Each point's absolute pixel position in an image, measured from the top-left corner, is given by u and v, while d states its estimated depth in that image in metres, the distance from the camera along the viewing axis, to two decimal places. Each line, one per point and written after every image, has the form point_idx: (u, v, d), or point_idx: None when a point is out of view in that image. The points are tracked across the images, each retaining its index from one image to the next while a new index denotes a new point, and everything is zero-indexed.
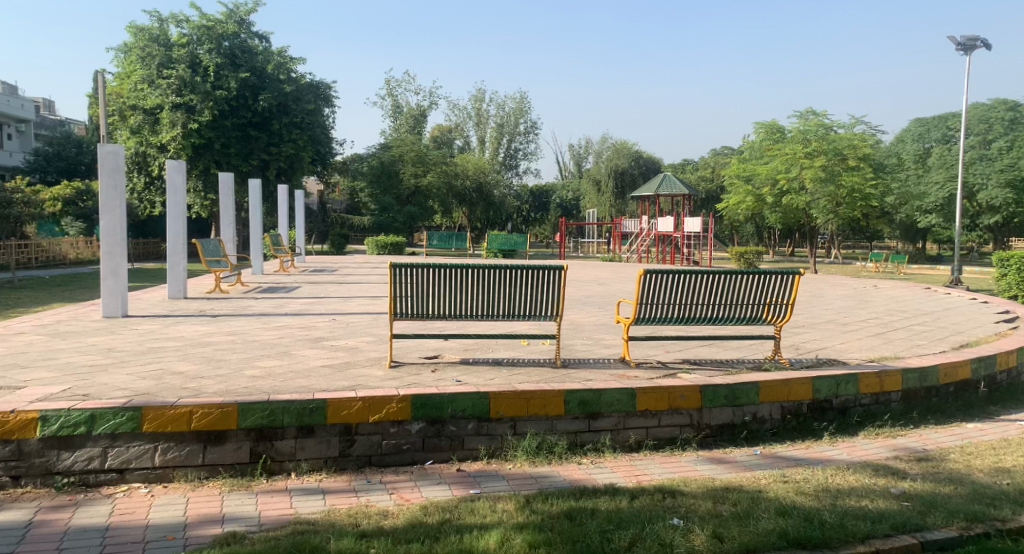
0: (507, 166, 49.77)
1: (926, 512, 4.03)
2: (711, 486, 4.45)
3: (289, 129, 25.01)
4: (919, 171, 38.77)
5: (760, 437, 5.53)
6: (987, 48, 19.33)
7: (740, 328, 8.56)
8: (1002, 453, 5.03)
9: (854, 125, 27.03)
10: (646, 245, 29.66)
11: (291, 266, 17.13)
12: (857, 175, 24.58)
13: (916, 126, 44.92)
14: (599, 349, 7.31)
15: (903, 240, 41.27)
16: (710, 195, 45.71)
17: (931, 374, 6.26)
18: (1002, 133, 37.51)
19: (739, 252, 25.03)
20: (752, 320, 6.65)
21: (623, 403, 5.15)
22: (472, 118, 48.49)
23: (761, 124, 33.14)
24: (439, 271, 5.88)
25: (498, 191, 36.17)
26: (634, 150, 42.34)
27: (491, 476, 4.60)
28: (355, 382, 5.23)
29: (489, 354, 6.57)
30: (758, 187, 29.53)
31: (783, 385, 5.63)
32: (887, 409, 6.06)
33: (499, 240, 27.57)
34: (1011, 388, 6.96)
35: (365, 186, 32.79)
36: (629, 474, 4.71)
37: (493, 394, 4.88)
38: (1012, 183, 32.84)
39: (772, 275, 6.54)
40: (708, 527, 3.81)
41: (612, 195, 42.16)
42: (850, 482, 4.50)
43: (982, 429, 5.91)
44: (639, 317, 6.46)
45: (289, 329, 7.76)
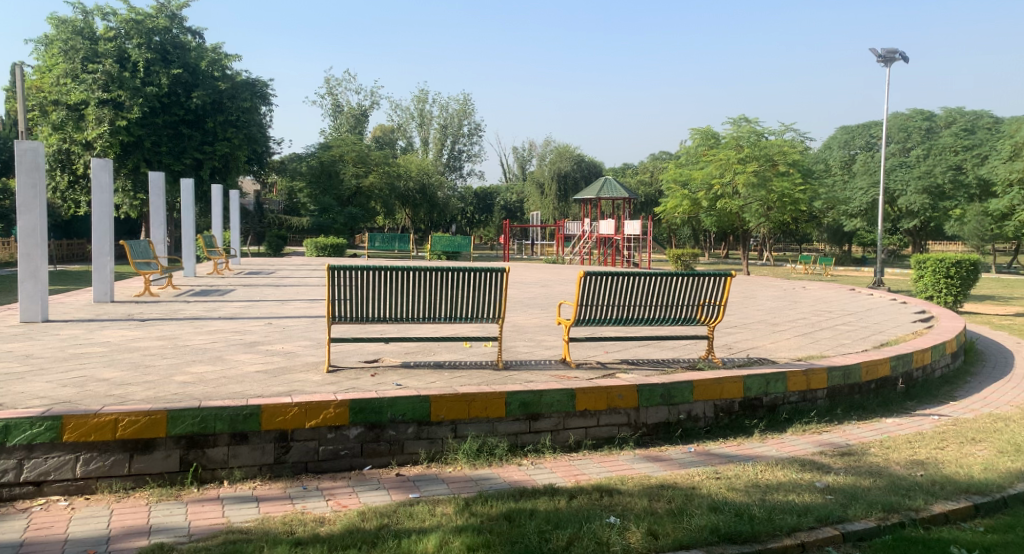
0: (451, 168, 49.69)
1: (848, 504, 4.22)
2: (647, 484, 4.57)
3: (224, 127, 24.53)
4: (844, 177, 40.23)
5: (694, 435, 5.71)
6: (906, 61, 20.18)
7: (675, 329, 8.75)
8: (917, 446, 5.30)
9: (784, 133, 27.91)
10: (588, 248, 29.91)
11: (225, 268, 16.74)
12: (786, 180, 25.53)
13: (842, 134, 46.52)
14: (537, 350, 7.40)
15: (831, 243, 42.81)
16: (649, 198, 46.60)
17: (854, 372, 6.54)
18: (920, 142, 39.32)
19: (675, 256, 26.07)
20: (686, 321, 6.84)
21: (563, 403, 5.24)
22: (416, 119, 48.19)
23: (697, 129, 33.85)
24: (384, 272, 5.88)
25: (441, 193, 36.12)
26: (577, 153, 42.82)
27: (430, 480, 4.62)
28: (291, 388, 5.20)
29: (430, 357, 6.59)
30: (694, 191, 30.19)
31: (715, 384, 5.80)
32: (813, 406, 6.31)
33: (443, 243, 27.39)
34: (925, 384, 7.33)
35: (304, 186, 32.26)
36: (567, 474, 4.80)
37: (434, 397, 4.91)
38: (929, 189, 34.48)
39: (706, 276, 6.73)
40: (643, 524, 3.92)
41: (555, 198, 42.59)
42: (778, 477, 4.68)
43: (899, 424, 6.21)
44: (579, 318, 6.58)
45: (222, 333, 7.62)
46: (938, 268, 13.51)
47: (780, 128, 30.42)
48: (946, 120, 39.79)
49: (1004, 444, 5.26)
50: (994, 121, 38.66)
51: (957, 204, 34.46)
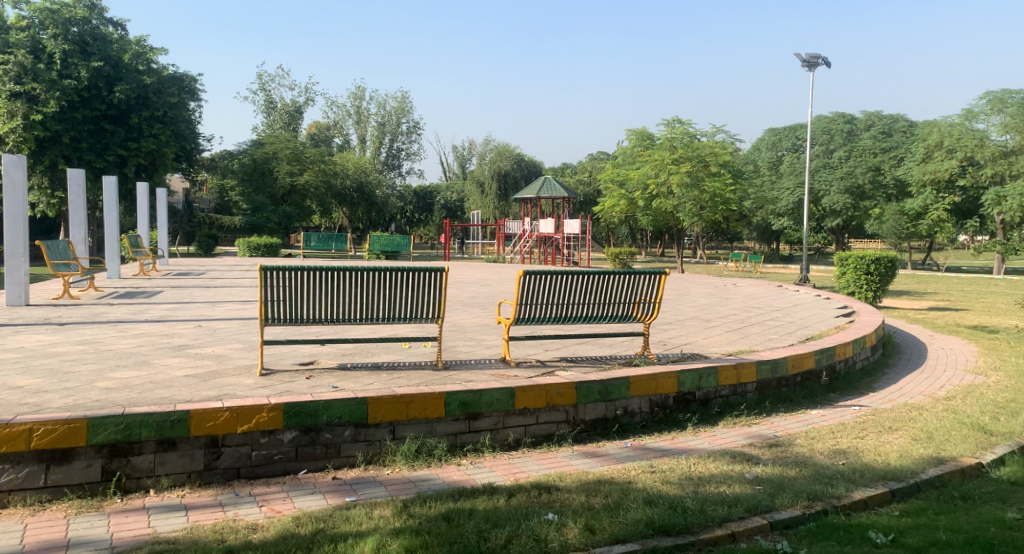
0: (390, 166, 49.23)
1: (775, 494, 4.39)
2: (585, 479, 4.65)
3: (149, 123, 23.78)
4: (773, 178, 41.53)
5: (630, 430, 5.84)
6: (828, 65, 20.93)
7: (612, 326, 8.90)
8: (840, 436, 5.54)
9: (715, 134, 28.62)
10: (529, 246, 29.99)
11: (153, 269, 16.23)
12: (718, 180, 26.18)
13: (769, 135, 47.93)
14: (476, 350, 7.42)
15: (761, 242, 44.09)
16: (588, 198, 47.14)
17: (781, 365, 6.78)
18: (842, 144, 40.89)
19: (613, 254, 26.34)
20: (623, 318, 6.99)
21: (503, 402, 5.28)
22: (352, 116, 47.54)
23: (632, 131, 34.49)
24: (320, 273, 5.80)
25: (380, 191, 35.86)
26: (517, 152, 42.98)
27: (368, 482, 4.61)
28: (223, 392, 5.11)
29: (367, 358, 6.55)
30: (630, 190, 30.68)
31: (650, 379, 5.94)
32: (742, 399, 6.52)
33: (381, 242, 27.29)
34: (848, 376, 7.65)
35: (235, 185, 31.36)
36: (507, 472, 4.84)
37: (371, 399, 4.88)
38: (850, 190, 36.05)
39: (641, 275, 6.89)
40: (581, 519, 4.00)
41: (496, 196, 42.66)
42: (710, 469, 4.83)
43: (824, 415, 6.47)
44: (518, 317, 6.63)
45: (148, 336, 7.41)
46: (859, 265, 14.04)
47: (712, 129, 31.21)
48: (866, 123, 41.47)
49: (917, 432, 5.53)
50: (909, 125, 40.51)
51: (876, 204, 35.98)
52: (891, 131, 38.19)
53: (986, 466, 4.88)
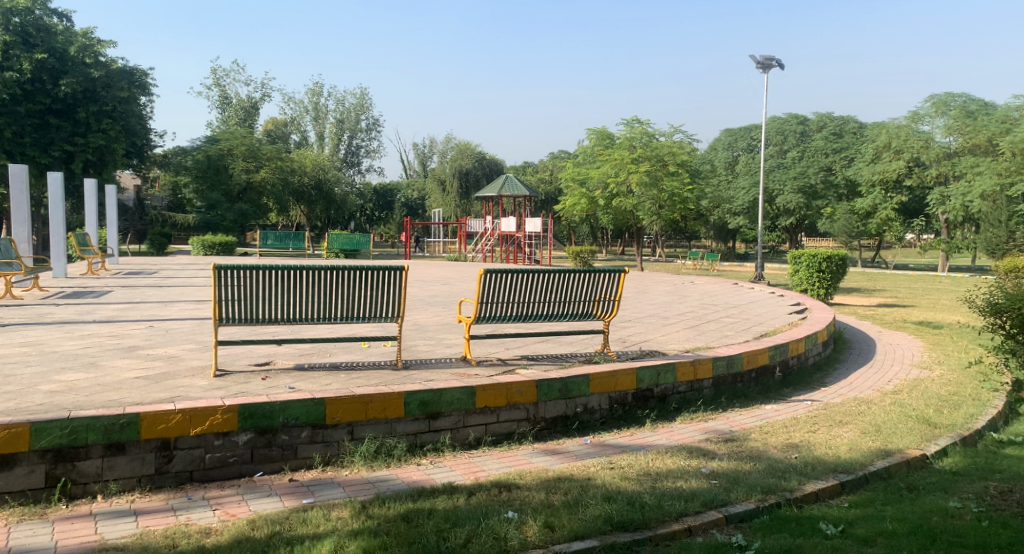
0: (349, 163, 48.76)
1: (730, 489, 4.46)
2: (545, 477, 4.68)
3: (98, 118, 23.20)
4: (729, 177, 42.23)
5: (590, 427, 5.88)
6: (782, 67, 21.34)
7: (572, 325, 8.95)
8: (792, 430, 5.67)
9: (672, 133, 28.93)
10: (490, 245, 29.96)
11: (102, 268, 15.80)
12: (676, 180, 26.55)
13: (725, 134, 48.64)
14: (436, 349, 7.40)
15: (717, 240, 44.77)
16: (549, 196, 47.36)
17: (737, 361, 6.90)
18: (795, 144, 41.64)
19: (574, 252, 26.44)
20: (583, 316, 7.05)
21: (463, 401, 5.28)
22: (310, 112, 46.93)
23: (592, 130, 34.63)
24: (279, 272, 5.75)
25: (339, 189, 35.51)
26: (477, 151, 42.92)
27: (325, 484, 4.57)
28: (175, 393, 5.02)
29: (325, 359, 6.49)
30: (591, 189, 30.88)
31: (610, 376, 6.00)
32: (699, 395, 6.62)
33: (340, 240, 27.00)
34: (801, 371, 7.82)
35: (189, 181, 30.69)
36: (467, 472, 4.85)
37: (329, 400, 4.84)
38: (803, 189, 36.72)
39: (601, 273, 6.95)
40: (540, 517, 4.02)
41: (457, 195, 42.55)
42: (667, 465, 4.90)
43: (777, 409, 6.61)
44: (479, 316, 6.61)
45: (96, 338, 7.21)
46: (811, 262, 14.36)
47: (669, 129, 31.57)
48: (818, 123, 42.31)
49: (866, 425, 5.68)
50: (859, 125, 41.46)
51: (828, 203, 36.82)
52: (841, 131, 39.16)
53: (931, 457, 5.04)
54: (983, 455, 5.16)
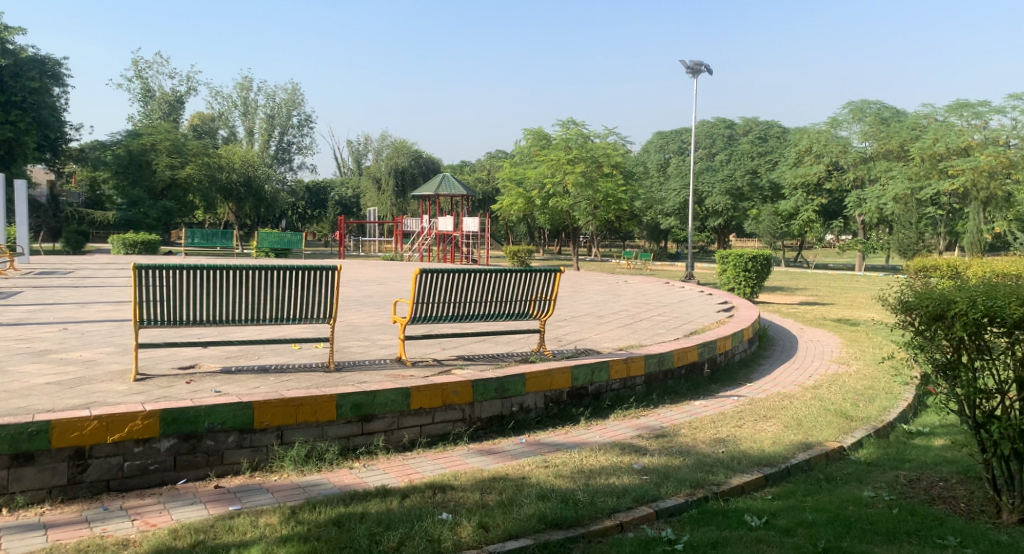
0: (280, 160, 47.76)
1: (661, 484, 4.56)
2: (479, 477, 4.68)
3: (6, 109, 22.18)
4: (661, 179, 43.10)
5: (525, 426, 5.90)
6: (711, 71, 21.88)
7: (507, 325, 8.99)
8: (720, 425, 5.82)
9: (607, 135, 29.32)
10: (427, 244, 29.82)
11: (11, 268, 15.05)
12: (611, 181, 26.98)
13: (656, 136, 49.59)
14: (370, 350, 7.31)
15: (650, 239, 45.62)
16: (486, 195, 47.53)
17: (667, 358, 7.04)
18: (723, 148, 42.55)
19: (511, 251, 26.53)
20: (519, 316, 7.09)
21: (397, 403, 5.24)
22: (238, 107, 45.76)
23: (529, 130, 34.79)
24: (205, 273, 5.59)
25: (269, 186, 34.82)
26: (414, 149, 42.70)
27: (253, 490, 4.47)
28: (92, 399, 4.83)
29: (254, 361, 6.34)
30: (528, 189, 31.02)
31: (546, 375, 6.04)
32: (632, 392, 6.73)
33: (270, 239, 26.37)
34: (727, 368, 8.04)
35: (109, 177, 29.50)
36: (401, 474, 4.81)
37: (257, 403, 4.72)
38: (730, 191, 37.90)
39: (537, 273, 7.01)
40: (474, 518, 4.03)
41: (393, 194, 42.17)
42: (600, 461, 4.97)
43: (706, 405, 6.77)
44: (415, 316, 6.55)
45: (5, 342, 6.86)
46: (738, 262, 14.75)
47: (604, 130, 32.01)
48: (744, 128, 43.45)
49: (788, 419, 5.87)
50: (782, 130, 42.88)
51: (753, 205, 38.05)
52: (767, 135, 40.46)
53: (848, 448, 5.24)
54: (894, 446, 5.41)
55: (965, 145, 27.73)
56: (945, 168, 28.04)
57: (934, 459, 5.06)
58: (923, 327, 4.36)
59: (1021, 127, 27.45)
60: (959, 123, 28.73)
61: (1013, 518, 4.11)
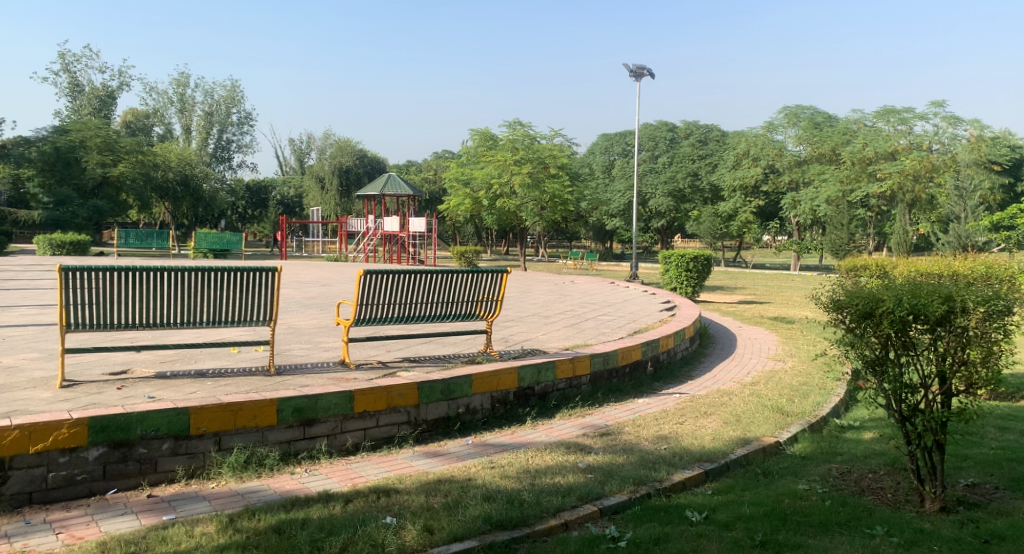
0: (219, 158, 46.64)
1: (605, 482, 4.59)
2: (424, 480, 4.64)
3: None
4: (606, 181, 43.60)
5: (471, 427, 5.88)
6: (654, 75, 22.23)
7: (454, 326, 8.96)
8: (663, 422, 5.90)
9: (553, 137, 29.49)
10: (372, 245, 29.54)
11: None
12: (557, 182, 27.17)
13: (600, 138, 50.10)
14: (313, 353, 7.19)
15: (595, 240, 46.07)
16: (433, 196, 47.43)
17: (612, 357, 7.11)
18: (666, 150, 43.27)
19: (458, 252, 26.45)
20: (466, 317, 7.06)
21: (340, 406, 5.16)
22: (175, 103, 44.58)
23: (475, 131, 34.78)
24: (136, 274, 5.40)
25: (207, 186, 34.43)
26: (358, 149, 42.41)
27: (188, 498, 4.34)
28: (16, 408, 4.62)
29: (191, 366, 6.16)
30: (474, 190, 30.96)
31: (492, 376, 6.03)
32: (578, 391, 6.78)
33: (209, 239, 25.77)
34: (670, 366, 8.17)
35: (33, 174, 28.17)
36: (344, 478, 4.74)
37: (193, 409, 4.60)
38: (673, 193, 38.57)
39: (484, 273, 6.99)
40: (419, 521, 3.99)
41: (337, 194, 41.58)
42: (546, 461, 4.98)
43: (649, 403, 6.86)
44: (359, 318, 6.45)
45: None
46: (680, 262, 15.00)
47: (549, 132, 32.23)
48: (686, 131, 44.29)
49: (728, 415, 5.99)
50: (722, 134, 43.84)
51: (695, 206, 38.81)
52: (707, 138, 41.33)
53: (784, 443, 5.38)
54: (827, 440, 5.57)
55: (892, 150, 28.89)
56: (874, 172, 29.13)
57: (864, 452, 5.22)
58: (854, 325, 4.49)
59: (943, 133, 28.75)
60: (886, 129, 29.82)
61: (936, 506, 4.27)
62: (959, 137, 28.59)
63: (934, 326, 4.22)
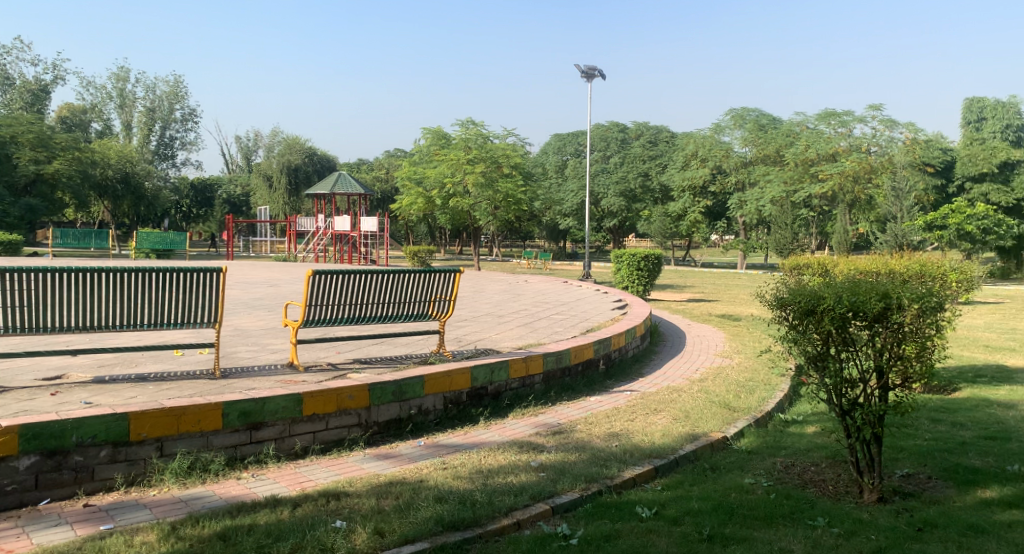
0: (161, 156, 45.41)
1: (557, 480, 4.59)
2: (375, 482, 4.58)
3: None
4: (558, 180, 43.81)
5: (424, 428, 5.82)
6: (605, 76, 22.43)
7: (406, 326, 8.88)
8: (614, 419, 5.95)
9: (506, 136, 29.50)
10: (323, 244, 29.12)
11: None
12: (510, 182, 27.21)
13: (553, 139, 50.29)
14: (260, 355, 7.04)
15: (549, 239, 46.26)
16: (385, 195, 47.11)
17: (565, 356, 7.13)
18: (618, 150, 43.66)
19: (411, 251, 26.24)
20: (419, 317, 6.99)
21: (289, 409, 5.05)
22: (114, 99, 43.28)
23: (428, 129, 34.55)
24: (71, 275, 5.20)
25: (149, 184, 33.63)
26: (307, 146, 41.81)
27: (128, 506, 4.21)
28: None
29: (131, 370, 5.96)
30: (427, 189, 30.75)
31: (444, 376, 5.99)
32: (531, 390, 6.77)
33: (151, 239, 25.09)
34: (622, 363, 8.23)
35: None
36: (292, 482, 4.65)
37: (133, 414, 4.45)
38: (624, 193, 38.96)
39: (436, 273, 6.93)
40: (370, 523, 3.93)
41: (286, 193, 40.90)
42: (499, 461, 4.97)
43: (601, 400, 6.90)
44: (308, 320, 6.33)
45: None
46: (631, 261, 15.15)
47: (502, 131, 32.24)
48: (637, 132, 44.76)
49: (677, 412, 6.05)
50: (672, 135, 44.45)
51: (646, 207, 39.28)
52: (657, 139, 41.85)
53: (730, 438, 5.46)
54: (773, 434, 5.67)
55: (833, 151, 29.72)
56: (816, 173, 29.90)
57: (807, 445, 5.34)
58: (797, 322, 4.58)
59: (881, 136, 29.67)
60: (827, 131, 30.64)
61: (873, 497, 4.38)
62: (895, 140, 29.56)
63: (873, 322, 4.33)
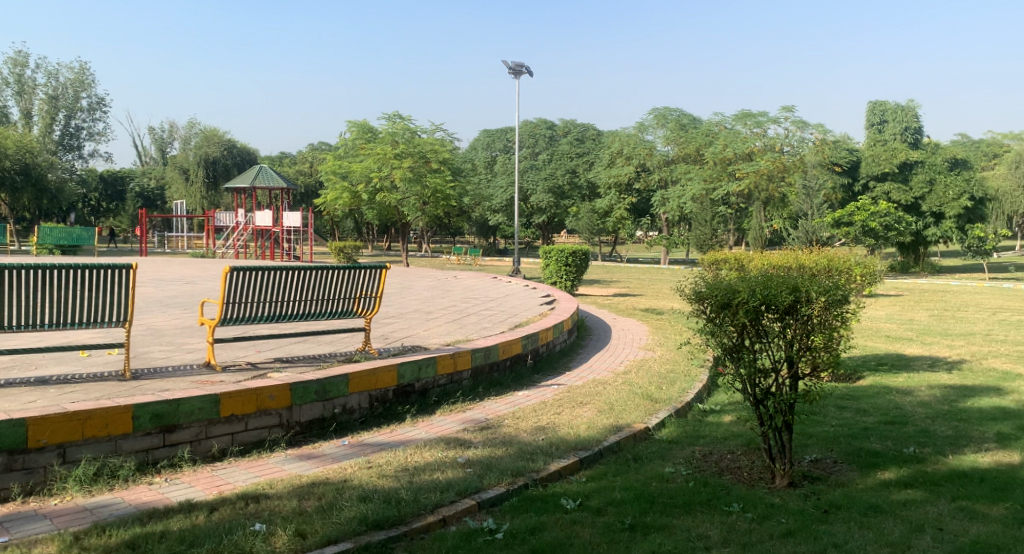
0: (66, 146, 43.14)
1: (483, 475, 4.56)
2: (297, 483, 4.45)
3: None
4: (487, 176, 43.83)
5: (349, 428, 5.71)
6: (531, 73, 22.50)
7: (331, 324, 8.70)
8: (540, 413, 5.97)
9: (432, 131, 29.29)
10: (243, 240, 28.23)
11: None
12: (438, 177, 27.17)
13: (481, 135, 50.19)
14: (175, 355, 6.78)
15: (478, 235, 46.26)
16: (309, 190, 46.20)
17: (493, 351, 7.11)
18: (546, 147, 43.79)
19: (337, 247, 25.76)
20: (343, 314, 6.84)
21: (205, 410, 4.86)
22: (12, 85, 40.97)
23: (353, 123, 34.00)
24: None
25: (52, 176, 31.90)
26: (226, 139, 40.45)
27: (27, 517, 3.98)
28: None
29: (31, 373, 5.63)
30: (352, 183, 30.23)
31: (370, 374, 5.88)
32: (459, 386, 6.73)
33: (55, 234, 23.87)
34: (549, 357, 8.28)
35: None
36: (208, 486, 4.48)
37: (32, 420, 4.20)
38: (552, 189, 39.34)
39: (360, 269, 6.81)
40: (290, 526, 3.82)
41: (203, 186, 39.57)
42: (425, 458, 4.91)
43: (528, 395, 6.91)
44: (226, 318, 6.10)
45: None
46: (559, 257, 15.23)
47: (430, 126, 31.97)
48: (564, 130, 45.16)
49: (602, 404, 6.12)
50: (598, 133, 45.04)
51: (573, 203, 39.72)
52: (583, 136, 42.35)
53: (652, 428, 5.55)
54: (692, 424, 5.80)
55: (748, 151, 30.66)
56: (733, 171, 30.85)
57: (724, 434, 5.48)
58: (714, 315, 4.68)
59: (795, 138, 30.77)
60: (744, 131, 31.51)
61: (784, 482, 4.52)
62: (806, 140, 30.69)
63: (784, 315, 4.46)
